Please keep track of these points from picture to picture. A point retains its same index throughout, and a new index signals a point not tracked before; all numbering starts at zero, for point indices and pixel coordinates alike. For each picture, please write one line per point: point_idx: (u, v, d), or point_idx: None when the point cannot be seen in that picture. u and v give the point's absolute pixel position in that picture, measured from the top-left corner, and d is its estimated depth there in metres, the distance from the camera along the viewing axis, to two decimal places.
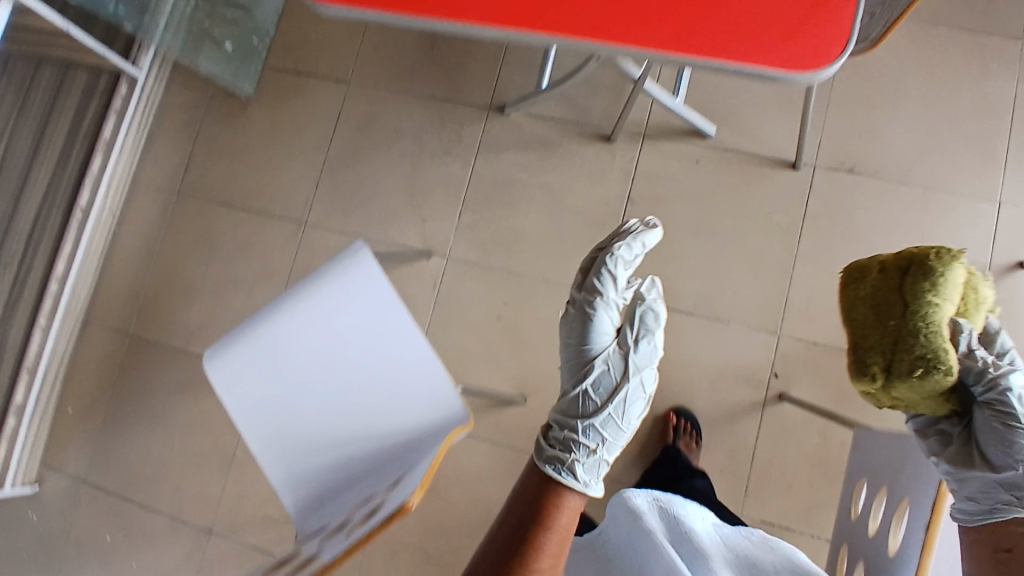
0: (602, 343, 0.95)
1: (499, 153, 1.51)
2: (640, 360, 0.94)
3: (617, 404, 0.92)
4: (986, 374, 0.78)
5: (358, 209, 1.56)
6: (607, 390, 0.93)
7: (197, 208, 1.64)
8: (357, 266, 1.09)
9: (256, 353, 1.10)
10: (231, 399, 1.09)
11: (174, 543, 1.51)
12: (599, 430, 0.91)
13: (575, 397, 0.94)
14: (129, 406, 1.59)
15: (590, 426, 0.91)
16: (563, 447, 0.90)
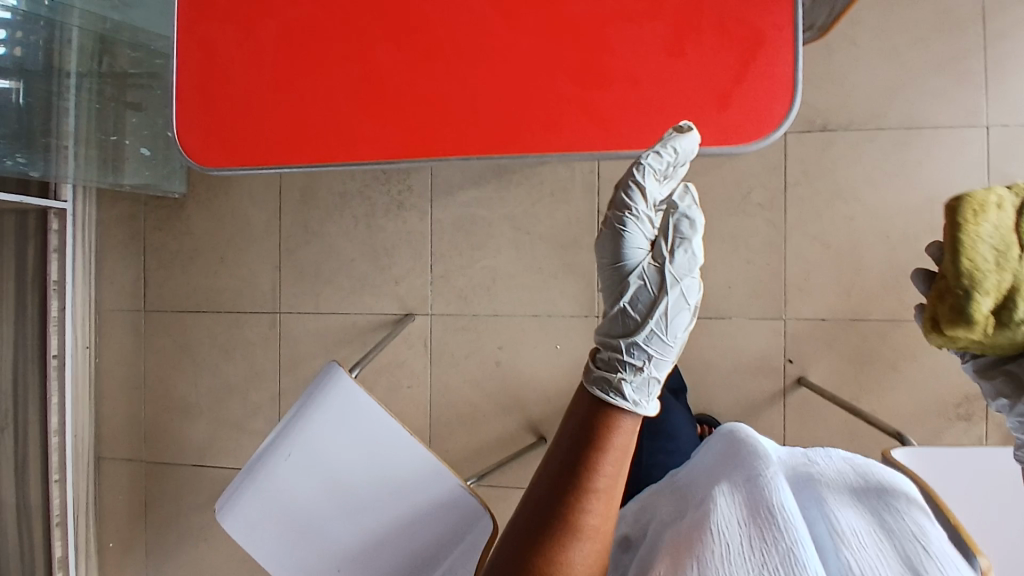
0: (637, 248, 0.63)
1: (453, 193, 1.42)
2: (680, 271, 0.62)
3: (663, 320, 0.61)
4: None
5: (326, 284, 1.48)
6: (651, 304, 0.62)
7: (167, 320, 1.58)
8: (335, 388, 1.06)
9: (262, 500, 1.05)
10: (251, 550, 1.06)
11: None
12: (643, 348, 0.62)
13: (612, 318, 0.64)
14: (163, 529, 1.58)
15: (632, 352, 0.62)
16: (605, 372, 0.62)
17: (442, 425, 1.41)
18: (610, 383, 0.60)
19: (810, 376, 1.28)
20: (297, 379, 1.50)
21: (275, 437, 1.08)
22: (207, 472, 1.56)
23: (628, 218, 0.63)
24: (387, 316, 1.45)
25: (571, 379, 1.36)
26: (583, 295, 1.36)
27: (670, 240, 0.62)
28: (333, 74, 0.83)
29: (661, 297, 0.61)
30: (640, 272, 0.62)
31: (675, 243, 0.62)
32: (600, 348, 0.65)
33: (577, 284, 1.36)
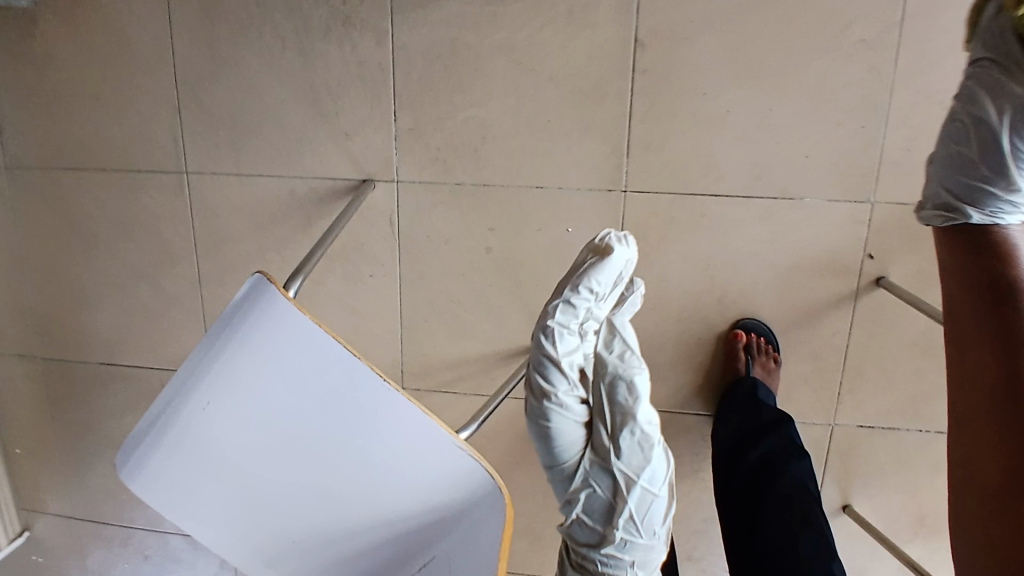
0: (577, 438, 0.80)
1: (424, 6, 0.97)
2: (635, 467, 0.78)
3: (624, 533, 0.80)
4: (973, 115, 0.68)
5: (249, 138, 1.08)
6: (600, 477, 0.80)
7: (38, 182, 1.17)
8: (266, 314, 0.73)
9: (183, 463, 0.78)
10: (183, 516, 0.81)
11: (202, 556, 1.34)
12: (620, 553, 0.81)
13: (575, 519, 0.84)
14: (79, 436, 1.31)
15: (605, 552, 0.82)
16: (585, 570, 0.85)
17: (417, 326, 1.12)
18: None
19: (891, 276, 1.00)
20: (223, 265, 1.15)
21: (193, 379, 0.77)
22: (122, 373, 1.25)
23: (556, 408, 0.77)
24: (337, 183, 1.07)
25: None
26: (605, 163, 1.00)
27: (609, 424, 0.79)
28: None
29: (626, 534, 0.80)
30: (594, 480, 0.80)
31: (625, 459, 0.78)
32: (574, 542, 0.85)
33: (598, 147, 0.99)
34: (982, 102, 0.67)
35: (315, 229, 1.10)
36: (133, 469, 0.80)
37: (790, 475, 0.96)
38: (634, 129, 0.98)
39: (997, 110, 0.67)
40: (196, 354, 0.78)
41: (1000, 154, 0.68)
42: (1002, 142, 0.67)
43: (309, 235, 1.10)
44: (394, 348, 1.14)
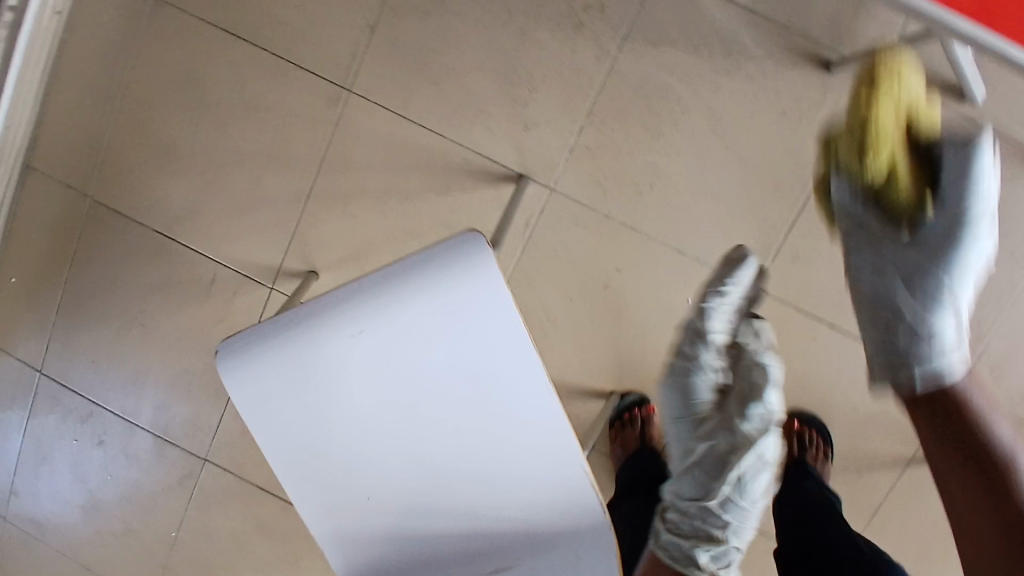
0: (706, 395, 0.87)
1: (656, 46, 1.00)
2: (762, 434, 0.82)
3: (729, 515, 0.80)
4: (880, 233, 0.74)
5: (429, 85, 1.05)
6: (720, 444, 0.82)
7: (187, 29, 1.10)
8: (459, 268, 0.68)
9: (296, 374, 0.72)
10: (265, 430, 0.75)
11: (161, 467, 1.22)
12: (723, 515, 0.79)
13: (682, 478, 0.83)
14: (89, 293, 1.19)
15: (711, 511, 0.79)
16: (681, 533, 0.80)
17: None
18: (684, 551, 0.78)
19: None
20: (339, 190, 1.10)
21: (354, 308, 0.70)
22: (172, 250, 1.16)
23: (695, 367, 0.87)
24: (495, 166, 1.06)
25: None
26: None
27: (744, 391, 0.85)
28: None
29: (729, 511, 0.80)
30: (716, 446, 0.82)
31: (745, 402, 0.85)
32: (669, 508, 0.82)
33: (751, 239, 1.04)
34: (861, 224, 0.74)
35: (450, 198, 1.08)
36: (230, 363, 0.71)
37: (855, 540, 0.82)
38: (788, 237, 1.04)
39: (868, 292, 0.74)
40: (365, 282, 0.70)
41: (924, 291, 0.70)
42: (898, 294, 0.72)
43: (442, 199, 1.08)
44: None
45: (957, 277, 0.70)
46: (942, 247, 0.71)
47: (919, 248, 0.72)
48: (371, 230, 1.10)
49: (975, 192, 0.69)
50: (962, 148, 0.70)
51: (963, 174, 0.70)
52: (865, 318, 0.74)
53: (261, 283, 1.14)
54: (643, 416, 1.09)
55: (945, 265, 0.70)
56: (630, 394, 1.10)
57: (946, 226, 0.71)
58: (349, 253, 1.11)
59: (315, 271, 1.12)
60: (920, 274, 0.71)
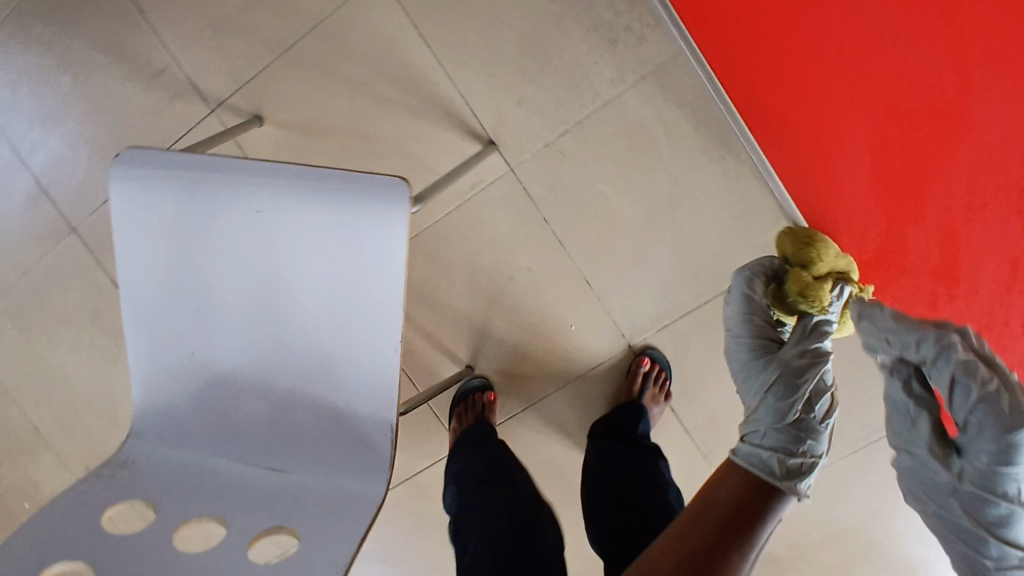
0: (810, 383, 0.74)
1: (665, 100, 1.03)
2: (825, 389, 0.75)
3: (814, 437, 0.72)
4: (941, 454, 0.65)
5: (455, 14, 1.04)
6: (795, 376, 0.75)
7: None
8: (372, 200, 0.69)
9: (180, 207, 0.72)
10: (129, 238, 0.74)
11: (29, 213, 1.19)
12: (810, 447, 0.71)
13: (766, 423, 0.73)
14: (36, 15, 1.12)
15: (784, 426, 0.72)
16: (777, 457, 0.68)
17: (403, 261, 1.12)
18: (769, 458, 0.68)
19: None
20: (322, 58, 1.08)
21: (248, 182, 0.71)
22: (134, 20, 1.10)
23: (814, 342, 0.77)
24: (472, 120, 1.07)
25: (544, 359, 1.14)
26: (639, 317, 1.11)
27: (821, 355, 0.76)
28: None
29: (811, 437, 0.72)
30: (781, 374, 0.75)
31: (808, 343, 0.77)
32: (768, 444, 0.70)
33: (648, 304, 1.10)
34: (898, 437, 0.69)
35: (418, 124, 1.08)
36: (127, 163, 0.71)
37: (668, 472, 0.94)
38: (679, 321, 1.10)
39: (921, 493, 0.67)
40: (271, 167, 0.72)
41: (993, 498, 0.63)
42: (968, 506, 0.64)
43: (409, 122, 1.08)
44: None
45: (1008, 479, 0.62)
46: (977, 460, 0.63)
47: (955, 471, 0.64)
48: (332, 111, 1.09)
49: (986, 386, 0.61)
50: (942, 364, 0.63)
51: (963, 391, 0.62)
52: (937, 520, 0.67)
53: (204, 101, 1.11)
54: (484, 401, 1.12)
55: (989, 477, 0.62)
56: (474, 378, 1.15)
57: (979, 441, 0.62)
58: (301, 119, 1.09)
59: (260, 117, 1.10)
60: (973, 484, 0.63)
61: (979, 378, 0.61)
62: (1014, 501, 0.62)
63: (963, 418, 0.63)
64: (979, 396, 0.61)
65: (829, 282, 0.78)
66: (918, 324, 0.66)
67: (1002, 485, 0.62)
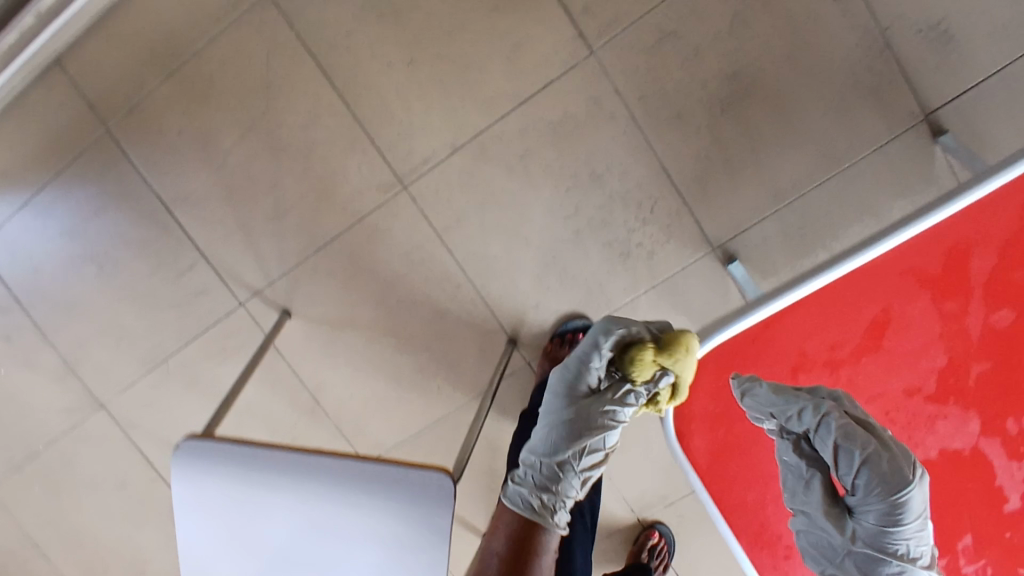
0: (604, 406, 0.77)
1: (676, 309, 1.09)
2: (604, 440, 0.78)
3: (570, 479, 0.76)
4: (841, 524, 0.70)
5: (476, 226, 1.09)
6: (583, 426, 0.77)
7: (282, 38, 1.06)
8: (415, 490, 0.76)
9: (240, 492, 0.80)
10: (192, 514, 0.81)
11: (57, 391, 1.23)
12: (572, 488, 0.76)
13: (536, 463, 0.77)
14: (61, 209, 1.14)
15: (564, 472, 0.76)
16: (535, 494, 0.75)
17: (426, 444, 1.18)
18: (529, 494, 0.75)
19: None
20: (347, 260, 1.12)
21: (295, 475, 0.78)
22: (162, 217, 1.13)
23: (624, 397, 0.78)
24: (492, 321, 1.13)
25: None
26: (647, 496, 1.19)
27: (619, 397, 0.78)
28: (917, 369, 0.76)
29: (572, 479, 0.76)
30: (571, 418, 0.78)
31: (603, 420, 0.77)
32: (533, 471, 0.76)
33: (655, 484, 1.18)
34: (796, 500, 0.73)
35: (441, 321, 1.13)
36: (194, 450, 0.80)
37: None
38: (683, 500, 1.18)
39: (820, 555, 0.73)
40: (315, 460, 0.79)
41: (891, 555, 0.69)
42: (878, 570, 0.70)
43: (431, 321, 1.14)
44: (388, 440, 1.19)
45: (892, 539, 0.68)
46: (867, 520, 0.69)
47: (854, 539, 0.70)
48: (358, 307, 1.14)
49: (869, 449, 0.66)
50: (825, 431, 0.67)
51: (846, 454, 0.67)
52: None
53: (234, 296, 1.15)
54: None
55: (877, 540, 0.68)
56: (577, 320, 1.09)
57: (869, 502, 0.67)
58: (328, 314, 1.14)
59: (288, 311, 1.15)
60: (862, 546, 0.69)
61: (858, 442, 0.66)
62: (903, 558, 0.69)
63: (851, 483, 0.68)
64: (863, 458, 0.66)
65: (656, 367, 0.77)
66: (794, 393, 0.71)
67: (889, 544, 0.68)
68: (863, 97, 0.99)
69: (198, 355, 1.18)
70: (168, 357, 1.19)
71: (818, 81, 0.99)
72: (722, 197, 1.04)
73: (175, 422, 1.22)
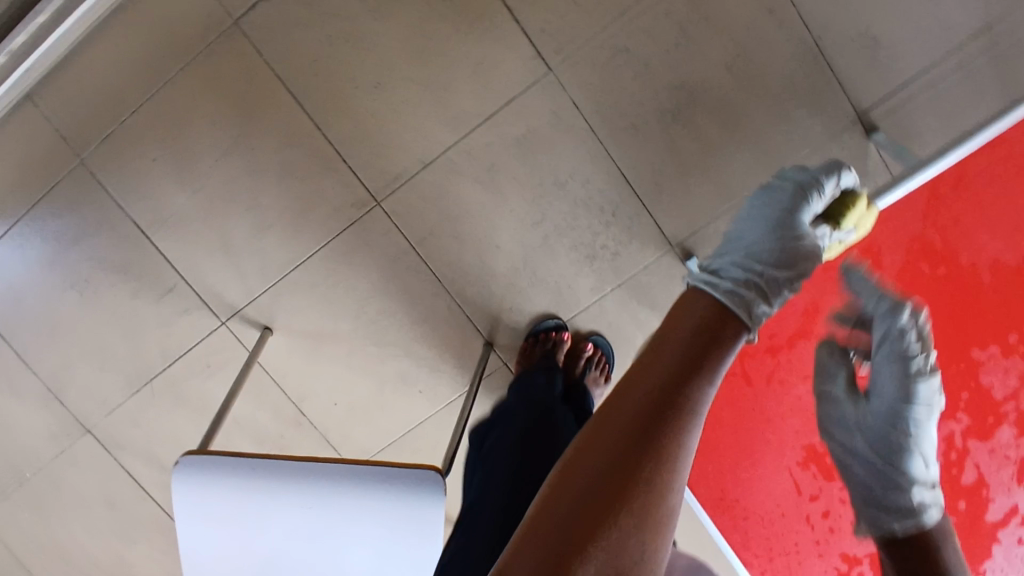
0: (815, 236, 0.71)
1: (642, 305, 1.16)
2: (813, 260, 0.68)
3: (782, 285, 0.64)
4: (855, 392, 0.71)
5: (449, 235, 1.15)
6: (796, 237, 0.68)
7: (252, 62, 1.10)
8: (409, 489, 0.81)
9: (237, 503, 0.83)
10: (193, 528, 0.85)
11: (41, 414, 1.24)
12: (778, 295, 0.63)
13: (742, 263, 0.64)
14: (39, 236, 1.16)
15: (780, 274, 0.64)
16: (749, 283, 0.61)
17: (411, 446, 1.23)
18: (741, 279, 0.61)
19: None
20: (325, 275, 1.16)
21: (297, 484, 0.82)
22: (141, 241, 1.16)
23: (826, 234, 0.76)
24: (468, 325, 1.18)
25: None
26: None
27: None
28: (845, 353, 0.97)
29: (784, 288, 0.63)
30: (790, 234, 0.68)
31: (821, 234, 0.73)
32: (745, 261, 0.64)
33: None
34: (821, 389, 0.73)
35: (420, 328, 1.18)
36: (189, 469, 0.83)
37: None
38: None
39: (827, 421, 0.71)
40: (308, 467, 0.82)
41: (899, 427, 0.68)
42: (883, 438, 0.68)
43: (410, 329, 1.19)
44: (374, 445, 1.24)
45: (904, 407, 0.68)
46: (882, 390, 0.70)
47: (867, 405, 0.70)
48: (338, 319, 1.18)
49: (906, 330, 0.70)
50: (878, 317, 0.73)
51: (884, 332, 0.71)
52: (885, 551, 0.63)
53: (215, 315, 1.18)
54: (557, 338, 1.12)
55: (889, 401, 0.69)
56: (552, 319, 1.16)
57: (886, 375, 0.70)
58: (310, 328, 1.18)
59: (270, 327, 1.18)
60: (874, 410, 0.69)
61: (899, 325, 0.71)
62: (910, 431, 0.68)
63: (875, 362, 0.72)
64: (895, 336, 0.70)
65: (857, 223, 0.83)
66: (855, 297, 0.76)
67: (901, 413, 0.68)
68: (802, 102, 1.07)
69: (183, 373, 1.21)
70: (154, 376, 1.21)
71: (761, 88, 1.07)
72: (679, 198, 1.11)
73: (164, 439, 1.25)
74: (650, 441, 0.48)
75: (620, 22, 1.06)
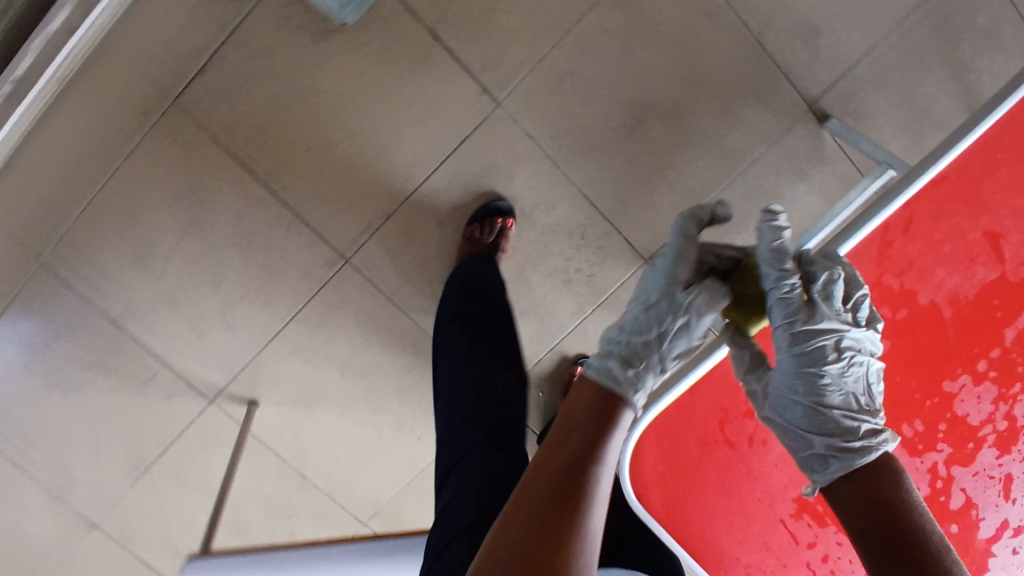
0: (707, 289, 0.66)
1: None
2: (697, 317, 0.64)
3: (652, 353, 0.63)
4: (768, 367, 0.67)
5: (423, 282, 1.15)
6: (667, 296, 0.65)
7: (197, 140, 1.08)
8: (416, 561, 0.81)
9: None
10: None
11: (44, 518, 1.23)
12: (649, 366, 0.62)
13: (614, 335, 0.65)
14: (11, 347, 1.14)
15: (651, 342, 0.63)
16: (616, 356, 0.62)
17: (418, 491, 1.24)
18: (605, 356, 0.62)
19: None
20: (306, 340, 1.16)
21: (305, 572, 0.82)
22: (116, 333, 1.15)
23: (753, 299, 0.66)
24: None
25: None
26: None
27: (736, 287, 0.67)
28: None
29: (655, 356, 0.63)
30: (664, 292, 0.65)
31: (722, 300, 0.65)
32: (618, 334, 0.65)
33: None
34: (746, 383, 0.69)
35: (408, 376, 1.19)
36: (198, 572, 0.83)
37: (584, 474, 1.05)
38: None
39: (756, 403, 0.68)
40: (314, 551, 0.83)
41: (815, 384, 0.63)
42: (806, 403, 0.63)
43: (399, 378, 1.19)
44: (382, 496, 1.24)
45: (813, 363, 0.63)
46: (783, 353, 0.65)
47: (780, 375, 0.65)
48: (326, 380, 1.18)
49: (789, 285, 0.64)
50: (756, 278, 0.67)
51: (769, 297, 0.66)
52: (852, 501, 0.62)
53: (203, 395, 1.18)
54: (501, 227, 1.08)
55: (797, 363, 0.63)
56: (496, 203, 1.09)
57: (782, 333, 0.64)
58: (299, 393, 1.18)
59: (258, 400, 1.18)
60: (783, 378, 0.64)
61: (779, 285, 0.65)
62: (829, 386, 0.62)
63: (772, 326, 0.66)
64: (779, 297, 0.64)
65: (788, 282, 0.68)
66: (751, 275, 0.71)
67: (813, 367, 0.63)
68: (752, 99, 1.07)
69: (181, 456, 1.21)
70: (152, 463, 1.21)
71: (710, 92, 1.07)
72: (645, 212, 1.12)
73: (172, 522, 1.25)
74: (572, 494, 0.52)
75: (560, 48, 1.05)
